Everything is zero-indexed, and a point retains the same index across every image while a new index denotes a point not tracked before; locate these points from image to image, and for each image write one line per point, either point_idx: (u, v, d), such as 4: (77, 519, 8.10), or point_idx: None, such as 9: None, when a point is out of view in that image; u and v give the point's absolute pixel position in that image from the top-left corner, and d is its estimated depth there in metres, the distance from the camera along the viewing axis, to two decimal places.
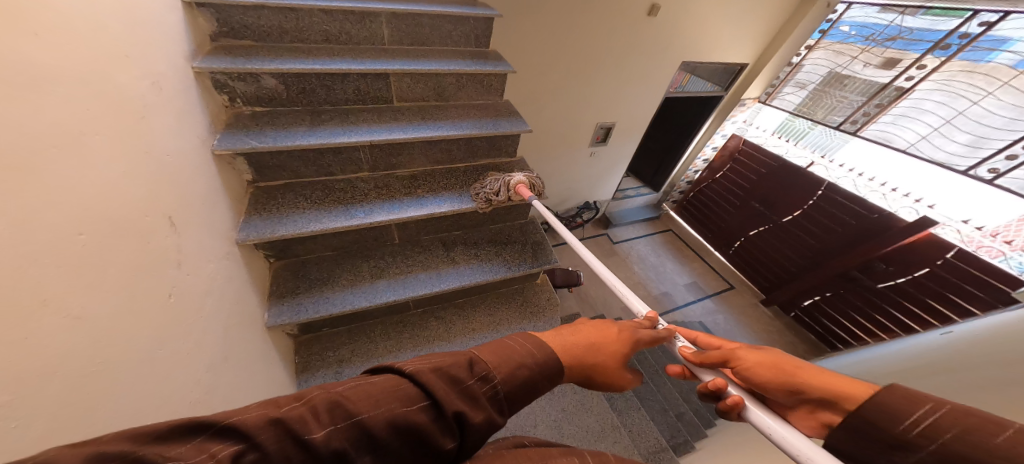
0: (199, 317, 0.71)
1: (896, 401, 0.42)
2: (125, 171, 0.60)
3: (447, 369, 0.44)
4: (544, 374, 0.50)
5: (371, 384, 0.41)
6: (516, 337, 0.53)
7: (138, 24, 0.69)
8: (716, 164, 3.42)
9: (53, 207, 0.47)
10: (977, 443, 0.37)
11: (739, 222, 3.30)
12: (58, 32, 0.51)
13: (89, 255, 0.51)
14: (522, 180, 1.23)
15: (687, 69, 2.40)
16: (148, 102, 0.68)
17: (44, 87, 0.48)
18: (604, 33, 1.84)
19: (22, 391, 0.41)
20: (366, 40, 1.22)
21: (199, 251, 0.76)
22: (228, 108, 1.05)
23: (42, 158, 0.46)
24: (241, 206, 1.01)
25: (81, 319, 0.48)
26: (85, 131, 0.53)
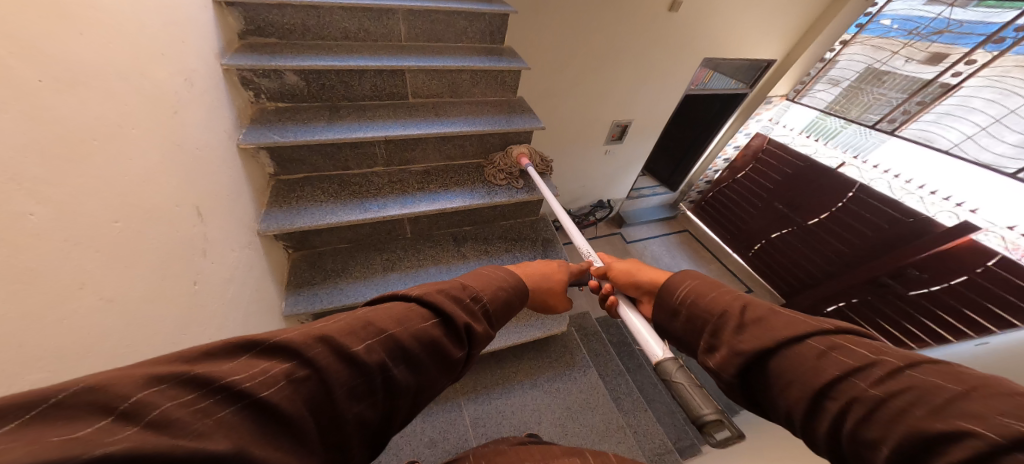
0: (220, 303, 0.74)
1: (670, 284, 0.65)
2: (159, 162, 0.63)
3: (448, 290, 0.53)
4: (516, 293, 0.64)
5: (388, 309, 0.47)
6: (491, 269, 0.65)
7: (173, 23, 0.72)
8: (737, 163, 3.35)
9: (91, 196, 0.50)
10: (700, 303, 0.59)
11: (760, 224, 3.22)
12: (100, 31, 0.54)
13: (122, 241, 0.54)
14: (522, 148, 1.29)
15: (710, 65, 2.34)
16: (182, 98, 0.71)
17: (85, 83, 0.50)
18: (624, 28, 1.80)
19: (56, 371, 0.43)
20: (383, 37, 1.23)
21: (223, 241, 0.79)
22: (253, 104, 1.08)
23: (82, 149, 0.49)
24: (263, 199, 1.04)
25: (113, 303, 0.51)
26: (124, 125, 0.56)
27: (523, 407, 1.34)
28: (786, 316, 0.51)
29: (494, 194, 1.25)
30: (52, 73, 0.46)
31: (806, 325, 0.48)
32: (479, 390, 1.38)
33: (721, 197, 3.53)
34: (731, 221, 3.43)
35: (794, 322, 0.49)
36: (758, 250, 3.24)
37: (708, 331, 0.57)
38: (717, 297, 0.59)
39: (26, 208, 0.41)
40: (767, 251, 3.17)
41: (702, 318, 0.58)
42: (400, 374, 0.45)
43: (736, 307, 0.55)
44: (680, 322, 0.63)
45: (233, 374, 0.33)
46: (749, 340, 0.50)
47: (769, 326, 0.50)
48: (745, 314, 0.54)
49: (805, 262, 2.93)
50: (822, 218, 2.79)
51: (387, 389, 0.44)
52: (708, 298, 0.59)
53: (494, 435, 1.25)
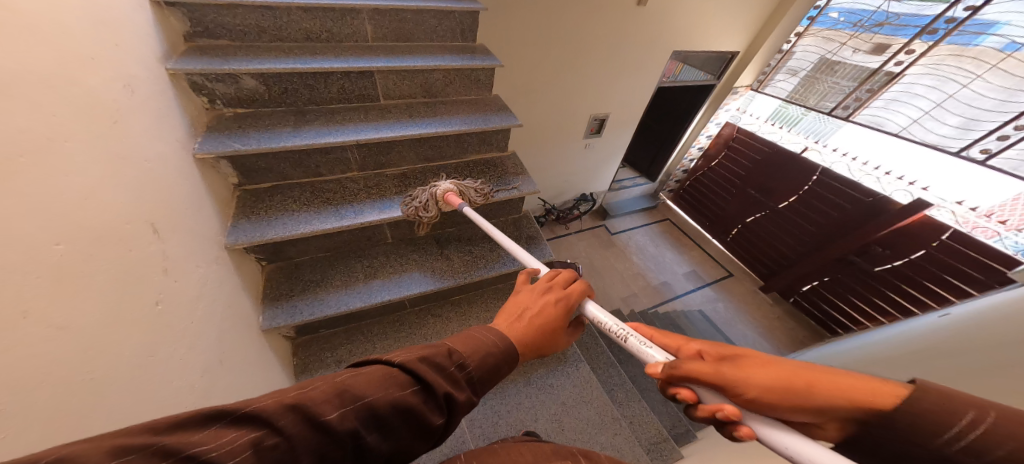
0: (190, 324, 0.70)
1: (937, 421, 0.32)
2: (103, 177, 0.59)
3: (431, 357, 0.47)
4: (506, 361, 0.55)
5: (368, 375, 0.42)
6: (481, 329, 0.57)
7: (107, 33, 0.68)
8: (710, 152, 3.45)
9: (27, 216, 0.46)
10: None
11: (735, 210, 3.33)
12: (22, 36, 0.50)
13: (68, 263, 0.50)
14: (449, 187, 1.11)
15: (680, 58, 2.40)
16: (121, 106, 0.67)
17: (8, 91, 0.46)
18: (594, 24, 1.82)
19: (10, 403, 0.40)
20: (349, 38, 1.20)
21: (186, 256, 0.75)
22: (209, 110, 1.03)
23: (11, 165, 0.45)
24: (229, 211, 0.99)
25: (64, 330, 0.48)
26: (56, 137, 0.52)
27: (518, 406, 1.34)
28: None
29: None
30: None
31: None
32: None
33: (697, 185, 3.63)
34: (709, 209, 3.54)
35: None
36: (735, 235, 3.35)
37: None
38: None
39: None
40: (743, 235, 3.29)
41: None
42: (374, 443, 0.40)
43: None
44: None
45: (201, 443, 0.31)
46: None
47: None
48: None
49: (778, 245, 3.05)
50: (792, 202, 2.92)
51: (358, 459, 0.39)
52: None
53: (490, 436, 1.24)
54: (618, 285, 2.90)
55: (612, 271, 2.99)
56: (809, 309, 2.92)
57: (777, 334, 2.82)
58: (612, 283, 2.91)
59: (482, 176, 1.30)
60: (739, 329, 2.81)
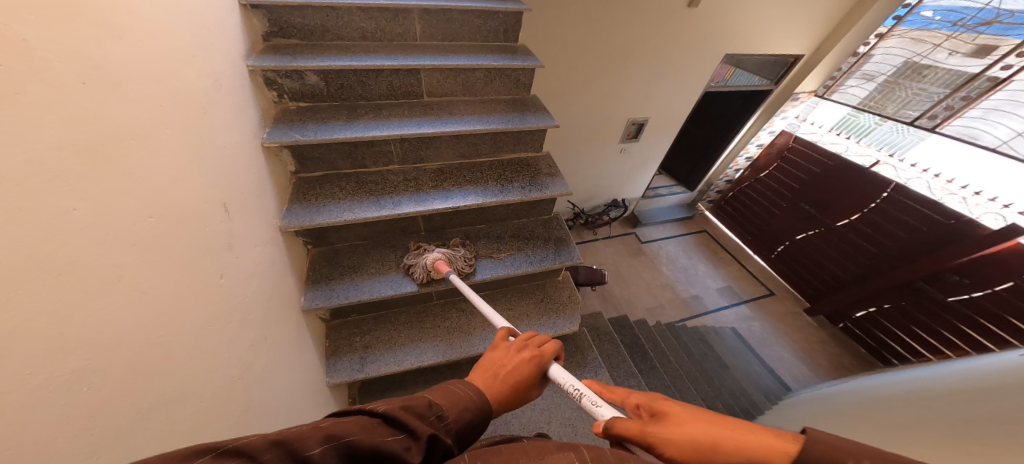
0: (244, 299, 0.77)
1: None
2: (191, 161, 0.66)
3: (412, 406, 0.48)
4: (483, 414, 0.56)
5: (350, 419, 0.41)
6: (459, 383, 0.58)
7: (206, 44, 0.76)
8: (760, 162, 3.26)
9: (130, 193, 0.53)
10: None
11: (783, 224, 3.11)
12: (132, 37, 0.56)
13: (155, 235, 0.57)
14: (438, 257, 1.18)
15: (732, 61, 2.27)
16: (211, 99, 0.75)
17: (126, 85, 0.54)
18: (643, 24, 1.77)
19: (94, 358, 0.46)
20: (399, 37, 1.25)
21: (247, 236, 0.82)
22: (277, 104, 1.12)
23: (124, 148, 0.52)
24: (285, 196, 1.08)
25: (147, 294, 0.54)
26: (159, 125, 0.59)
27: (533, 407, 1.35)
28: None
29: (507, 193, 1.25)
30: (91, 76, 0.48)
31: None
32: None
33: (743, 196, 3.44)
34: (753, 221, 3.34)
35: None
36: (780, 252, 3.13)
37: None
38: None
39: (70, 203, 0.44)
40: (790, 252, 3.07)
41: None
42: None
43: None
44: None
45: None
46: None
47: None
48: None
49: (831, 264, 2.83)
50: (853, 220, 2.67)
51: None
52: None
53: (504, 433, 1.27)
54: (644, 296, 2.81)
55: (640, 281, 2.91)
56: (862, 336, 2.68)
57: (820, 360, 2.61)
58: (639, 292, 2.82)
59: (515, 176, 1.32)
60: (776, 352, 2.63)
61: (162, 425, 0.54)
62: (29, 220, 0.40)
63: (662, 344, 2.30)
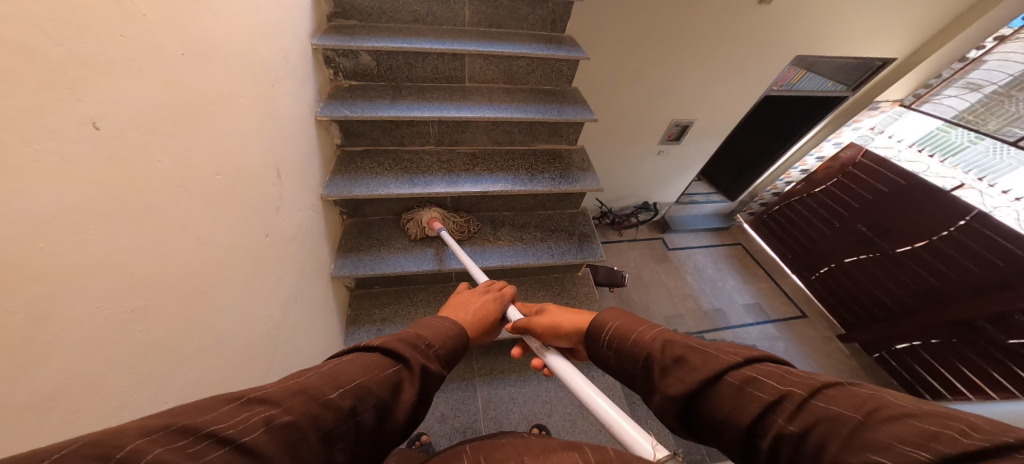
0: (283, 258, 0.84)
1: (595, 329, 0.62)
2: (257, 127, 0.74)
3: (404, 341, 0.51)
4: (462, 339, 0.61)
5: (355, 361, 0.45)
6: (434, 319, 0.62)
7: (272, 16, 0.80)
8: (817, 176, 2.99)
9: (203, 153, 0.59)
10: (625, 346, 0.57)
11: (831, 244, 2.88)
12: (226, 14, 0.65)
13: (219, 191, 0.63)
14: (436, 214, 1.22)
15: (803, 63, 2.09)
16: (278, 73, 0.82)
17: (211, 58, 0.61)
18: (703, 21, 1.67)
19: (154, 298, 0.50)
20: (449, 21, 1.26)
21: (293, 201, 0.89)
22: (333, 81, 1.18)
23: (203, 112, 0.59)
24: (330, 166, 1.15)
25: (206, 245, 0.60)
26: (233, 94, 0.66)
27: (535, 398, 1.40)
28: (702, 352, 0.49)
29: (537, 183, 1.25)
30: (189, 48, 0.57)
31: (719, 359, 0.47)
32: (496, 374, 1.46)
33: (789, 212, 3.19)
34: (797, 239, 3.10)
35: (710, 358, 0.48)
36: (822, 274, 2.92)
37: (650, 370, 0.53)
38: (641, 335, 0.56)
39: (155, 157, 0.50)
40: (833, 275, 2.85)
41: (632, 356, 0.56)
42: (369, 423, 0.42)
43: (663, 349, 0.52)
44: (613, 356, 0.59)
45: (217, 421, 0.32)
46: (673, 383, 0.48)
47: (692, 364, 0.48)
48: (666, 352, 0.51)
49: (879, 290, 2.60)
50: (916, 246, 2.39)
51: (358, 438, 0.41)
52: (632, 339, 0.56)
53: (502, 420, 1.33)
54: (664, 303, 2.75)
55: (661, 287, 2.84)
56: (899, 369, 2.51)
57: None
58: (659, 299, 2.76)
59: (547, 167, 1.31)
60: None
61: (207, 362, 0.60)
62: (110, 171, 0.44)
63: None
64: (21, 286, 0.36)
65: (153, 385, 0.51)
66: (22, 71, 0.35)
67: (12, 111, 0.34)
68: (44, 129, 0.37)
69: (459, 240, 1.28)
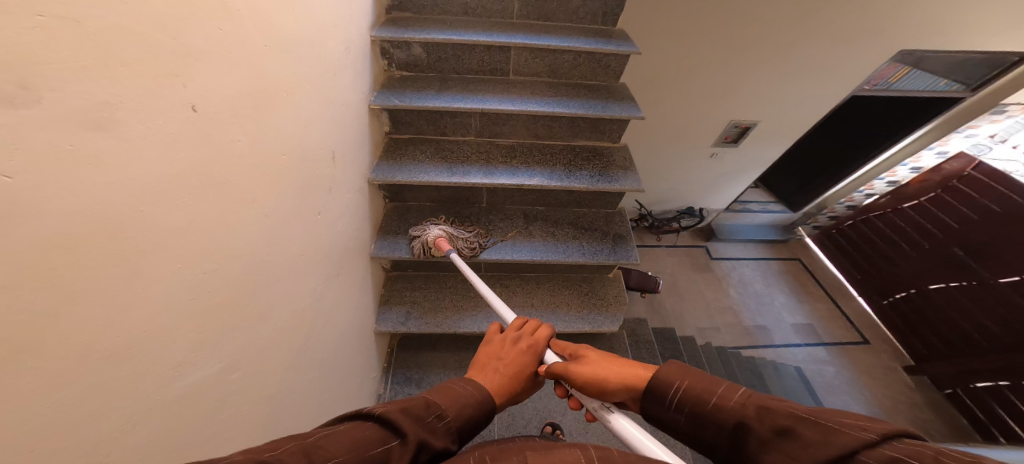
0: (328, 236, 0.90)
1: (655, 388, 0.50)
2: (319, 112, 0.80)
3: (409, 407, 0.46)
4: (484, 409, 0.54)
5: (344, 432, 0.40)
6: (457, 380, 0.57)
7: (338, 10, 0.85)
8: (908, 191, 2.63)
9: (273, 135, 0.65)
10: (703, 414, 0.45)
11: (914, 268, 2.58)
12: (303, 8, 0.71)
13: (283, 171, 0.69)
14: (440, 234, 1.17)
15: (907, 60, 1.82)
16: (341, 63, 0.89)
17: (288, 49, 0.67)
18: (776, 14, 1.52)
19: (220, 264, 0.57)
20: (498, 14, 1.28)
21: (344, 182, 0.96)
22: (386, 72, 1.24)
23: (277, 99, 0.66)
24: (378, 153, 1.21)
25: (267, 218, 0.66)
26: (302, 82, 0.73)
27: (551, 396, 1.41)
28: (819, 424, 0.37)
29: (574, 180, 1.23)
30: (271, 40, 0.63)
31: (850, 436, 0.35)
32: None
33: (865, 229, 2.87)
34: (869, 258, 2.80)
35: (834, 433, 0.36)
36: (897, 300, 2.63)
37: (747, 445, 0.41)
38: (722, 398, 0.45)
39: (235, 137, 0.57)
40: (912, 302, 2.56)
41: (714, 424, 0.44)
42: None
43: (758, 417, 0.41)
44: (685, 419, 0.47)
45: None
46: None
47: (805, 442, 0.36)
48: (766, 422, 0.40)
49: (968, 324, 2.31)
50: None
51: None
52: (711, 403, 0.45)
53: (516, 414, 1.35)
54: (700, 314, 2.62)
55: (698, 298, 2.70)
56: (975, 409, 2.26)
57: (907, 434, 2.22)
58: (694, 310, 2.64)
59: (585, 163, 1.29)
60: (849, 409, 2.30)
61: (254, 328, 0.66)
62: (200, 148, 0.50)
63: (709, 366, 2.14)
64: (123, 242, 0.41)
65: (215, 340, 0.57)
66: (142, 60, 0.41)
67: (133, 93, 0.41)
68: (157, 109, 0.43)
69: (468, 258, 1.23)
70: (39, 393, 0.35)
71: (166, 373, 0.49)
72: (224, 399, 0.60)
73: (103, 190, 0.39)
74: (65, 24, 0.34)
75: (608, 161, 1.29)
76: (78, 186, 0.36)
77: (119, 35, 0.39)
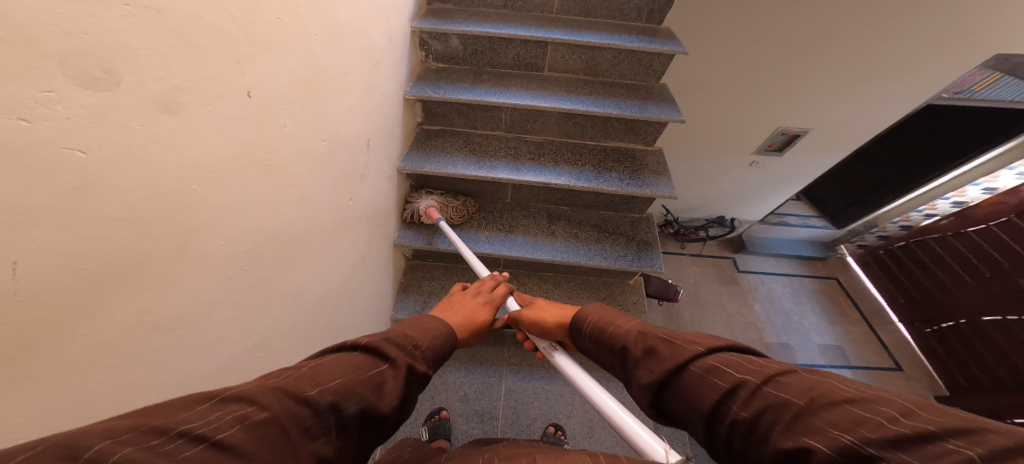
0: (359, 221, 0.93)
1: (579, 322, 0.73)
2: (360, 101, 0.82)
3: (390, 339, 0.53)
4: (449, 341, 0.63)
5: (333, 361, 0.45)
6: (426, 318, 0.64)
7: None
8: (978, 213, 2.23)
9: (317, 122, 0.68)
10: (607, 339, 0.66)
11: (969, 297, 2.23)
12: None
13: (324, 156, 0.72)
14: (431, 204, 1.22)
15: (999, 67, 1.59)
16: (383, 53, 0.91)
17: (338, 39, 0.70)
18: (843, 13, 1.38)
19: (261, 244, 0.60)
20: (537, 8, 1.26)
21: (377, 170, 0.98)
22: (423, 63, 1.26)
23: (325, 87, 0.68)
24: (410, 143, 1.23)
25: (306, 202, 0.69)
26: (347, 71, 0.75)
27: (558, 397, 1.40)
28: (672, 344, 0.57)
29: (603, 181, 1.20)
30: (323, 29, 0.65)
31: (685, 349, 0.55)
32: (526, 367, 1.48)
33: (919, 251, 2.51)
34: (917, 283, 2.50)
35: (679, 350, 0.55)
36: (943, 329, 2.33)
37: (630, 361, 0.60)
38: (619, 328, 0.65)
39: (284, 122, 0.59)
40: (960, 332, 2.26)
41: (614, 347, 0.64)
42: (350, 421, 0.42)
43: (636, 341, 0.61)
44: (597, 345, 0.69)
45: (188, 421, 0.32)
46: (645, 373, 0.56)
47: (659, 354, 0.56)
48: (642, 344, 0.60)
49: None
50: None
51: (339, 431, 0.41)
52: (613, 332, 0.66)
53: (521, 412, 1.36)
54: (720, 327, 2.50)
55: (719, 310, 2.59)
56: None
57: None
58: (714, 322, 2.52)
59: (616, 165, 1.26)
60: None
61: (284, 305, 0.70)
62: (254, 132, 0.53)
63: None
64: (182, 221, 0.45)
65: (251, 313, 0.60)
66: (211, 48, 0.44)
67: (199, 81, 0.43)
68: (219, 94, 0.46)
69: (456, 223, 1.30)
70: (95, 354, 0.38)
71: (205, 345, 0.52)
72: (249, 374, 0.63)
73: (165, 171, 0.41)
74: (148, 13, 0.37)
75: (640, 165, 1.25)
76: (148, 168, 0.39)
77: (195, 25, 0.42)
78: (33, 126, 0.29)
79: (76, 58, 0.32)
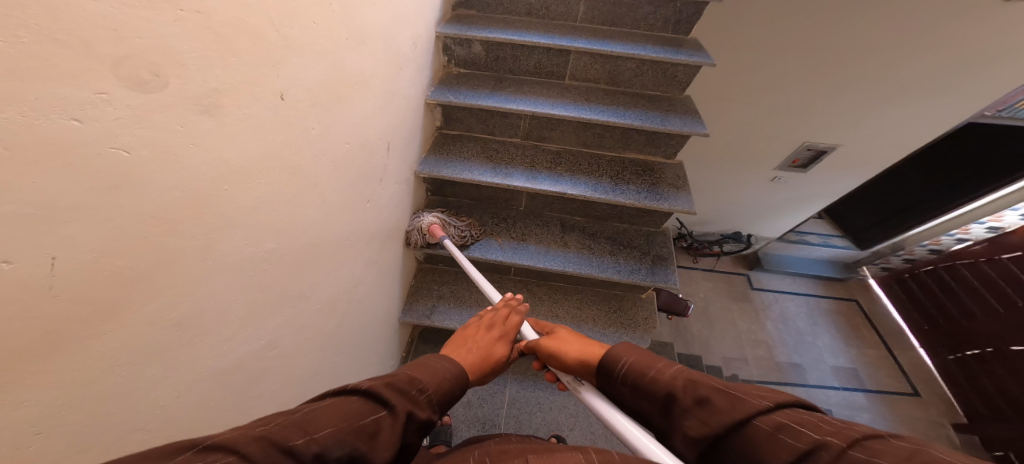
0: (374, 222, 0.93)
1: (608, 362, 0.61)
2: (383, 104, 0.83)
3: (393, 383, 0.48)
4: (459, 384, 0.58)
5: (330, 406, 0.41)
6: (432, 356, 0.60)
7: (410, 5, 0.88)
8: (1012, 239, 2.11)
9: (341, 125, 0.69)
10: (643, 383, 0.55)
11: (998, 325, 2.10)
12: (382, 4, 0.74)
13: (345, 158, 0.73)
14: (434, 220, 1.18)
15: None
16: (408, 57, 0.92)
17: (366, 43, 0.71)
18: (875, 26, 1.34)
19: (280, 243, 0.60)
20: (561, 17, 1.27)
21: (394, 172, 0.99)
22: (445, 68, 1.28)
23: (350, 90, 0.69)
24: (427, 146, 1.24)
25: (325, 203, 0.70)
26: (372, 75, 0.76)
27: (561, 409, 1.37)
28: (728, 394, 0.46)
29: (620, 193, 1.19)
30: (352, 34, 0.66)
31: (749, 403, 0.44)
32: (530, 375, 1.45)
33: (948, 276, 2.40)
34: (942, 307, 2.39)
35: (738, 401, 0.45)
36: (967, 357, 2.22)
37: (672, 412, 0.50)
38: (658, 372, 0.54)
39: (310, 125, 0.60)
40: (986, 361, 2.13)
41: (649, 390, 0.54)
42: None
43: (683, 387, 0.50)
44: (631, 389, 0.57)
45: None
46: (696, 427, 0.46)
47: (715, 408, 0.45)
48: (687, 391, 0.49)
49: None
50: None
51: None
52: (649, 375, 0.55)
53: (524, 421, 1.33)
54: (729, 343, 2.42)
55: (729, 326, 2.50)
56: None
57: None
58: (723, 338, 2.45)
59: (634, 178, 1.24)
60: None
61: (297, 304, 0.70)
62: (281, 134, 0.54)
63: None
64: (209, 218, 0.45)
65: (265, 310, 0.61)
66: (248, 51, 0.45)
67: (236, 83, 0.44)
68: (253, 97, 0.47)
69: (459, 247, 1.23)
70: (119, 349, 0.38)
71: (219, 341, 0.52)
72: (258, 372, 0.63)
73: (197, 170, 0.41)
74: (196, 18, 0.37)
75: (658, 177, 1.23)
76: (183, 167, 0.40)
77: (236, 28, 0.42)
78: (83, 125, 0.30)
79: (127, 61, 0.32)
